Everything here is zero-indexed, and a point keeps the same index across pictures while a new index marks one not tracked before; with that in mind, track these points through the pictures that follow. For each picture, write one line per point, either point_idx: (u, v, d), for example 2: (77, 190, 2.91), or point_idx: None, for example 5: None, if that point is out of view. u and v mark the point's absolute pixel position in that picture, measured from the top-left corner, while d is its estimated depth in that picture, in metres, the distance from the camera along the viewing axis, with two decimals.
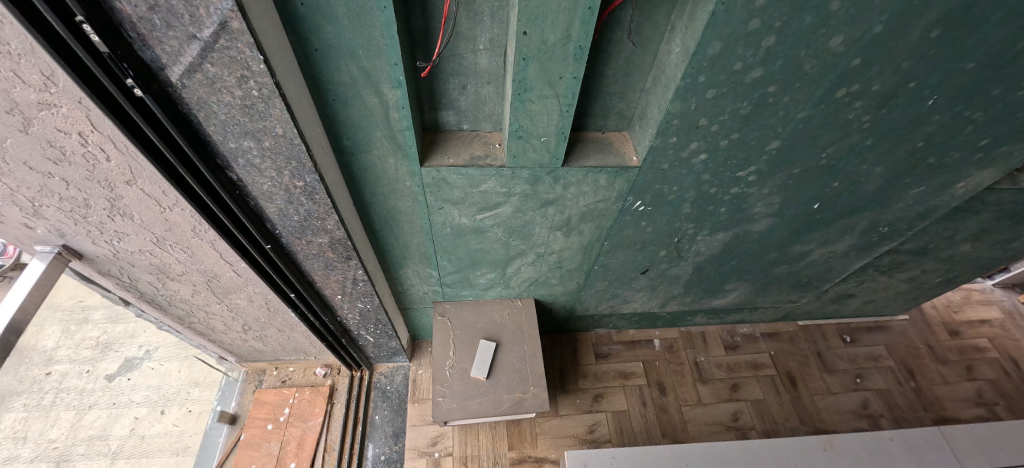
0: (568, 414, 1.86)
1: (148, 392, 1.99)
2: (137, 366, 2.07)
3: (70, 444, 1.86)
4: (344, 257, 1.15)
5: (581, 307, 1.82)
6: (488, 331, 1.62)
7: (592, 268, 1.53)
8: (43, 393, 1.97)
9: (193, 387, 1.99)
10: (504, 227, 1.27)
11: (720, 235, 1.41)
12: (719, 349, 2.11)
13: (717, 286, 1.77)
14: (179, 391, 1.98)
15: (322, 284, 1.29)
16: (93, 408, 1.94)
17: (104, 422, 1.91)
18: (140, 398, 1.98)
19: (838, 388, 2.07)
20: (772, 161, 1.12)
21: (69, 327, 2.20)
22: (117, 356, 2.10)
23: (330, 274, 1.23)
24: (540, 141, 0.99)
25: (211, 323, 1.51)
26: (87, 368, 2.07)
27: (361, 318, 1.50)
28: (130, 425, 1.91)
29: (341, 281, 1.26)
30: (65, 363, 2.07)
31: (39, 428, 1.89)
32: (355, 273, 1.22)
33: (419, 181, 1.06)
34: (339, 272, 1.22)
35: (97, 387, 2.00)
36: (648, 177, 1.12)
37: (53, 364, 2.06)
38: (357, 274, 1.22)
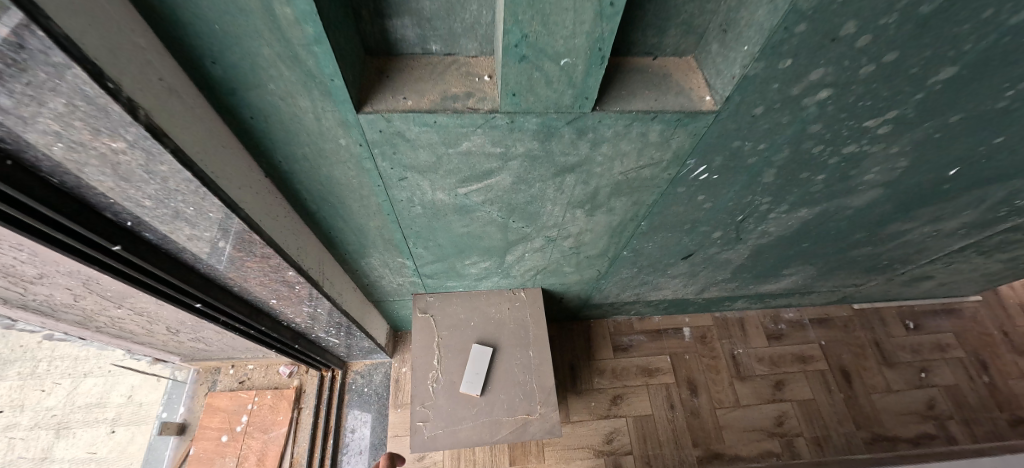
0: (581, 420, 1.55)
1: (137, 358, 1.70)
2: None
3: (68, 412, 1.69)
4: (259, 256, 0.77)
5: (599, 295, 1.46)
6: (483, 332, 1.27)
7: (619, 254, 1.15)
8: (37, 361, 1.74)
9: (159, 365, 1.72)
10: (500, 205, 0.87)
11: (802, 212, 1.02)
12: (760, 339, 1.77)
13: (772, 272, 1.40)
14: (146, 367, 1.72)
15: (240, 287, 0.93)
16: (89, 375, 1.73)
17: (102, 390, 1.70)
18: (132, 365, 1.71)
19: (899, 385, 1.75)
20: (926, 103, 0.70)
21: None
22: None
23: (249, 275, 0.86)
24: (558, 66, 0.57)
25: (123, 327, 1.19)
26: None
27: (313, 320, 1.16)
28: (127, 393, 1.68)
29: (269, 283, 0.90)
30: None
31: (37, 397, 1.71)
32: (284, 274, 0.85)
33: (359, 138, 0.66)
34: (260, 273, 0.85)
35: (91, 354, 1.76)
36: (725, 129, 0.71)
37: None
38: (288, 275, 0.86)
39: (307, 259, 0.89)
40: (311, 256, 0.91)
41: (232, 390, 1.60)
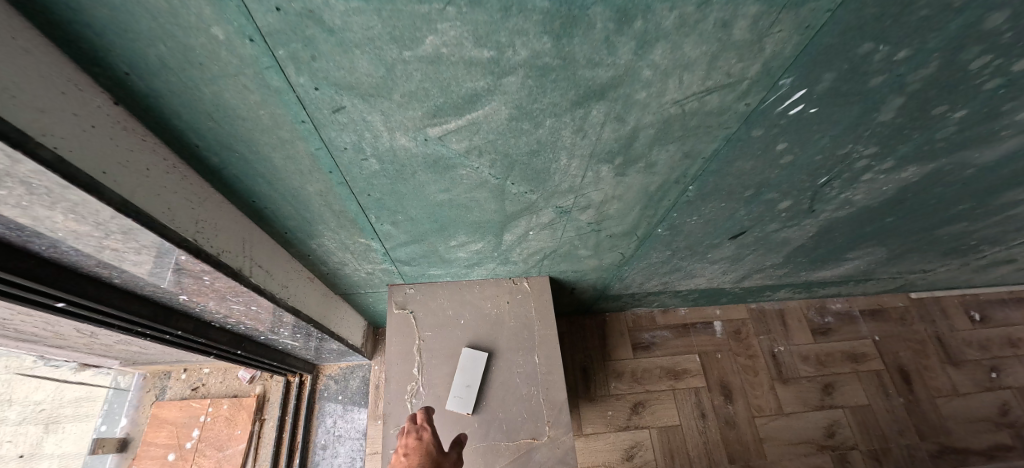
0: (595, 433, 1.30)
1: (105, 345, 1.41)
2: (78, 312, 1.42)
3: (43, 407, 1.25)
4: (122, 231, 0.50)
5: (619, 285, 1.20)
6: (476, 333, 1.01)
7: (651, 233, 0.88)
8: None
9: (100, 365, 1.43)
10: (491, 158, 0.59)
11: (908, 170, 0.74)
12: (805, 334, 1.51)
13: (835, 255, 1.13)
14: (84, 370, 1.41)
15: (123, 281, 0.65)
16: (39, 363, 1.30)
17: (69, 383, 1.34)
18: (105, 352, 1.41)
19: (967, 388, 1.49)
20: None
21: None
22: None
23: (129, 263, 0.59)
24: None
25: (19, 329, 0.94)
26: None
27: (254, 321, 0.89)
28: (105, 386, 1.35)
29: (165, 273, 0.63)
30: None
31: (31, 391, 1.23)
32: (178, 259, 0.58)
33: (245, 26, 0.38)
34: (143, 260, 0.58)
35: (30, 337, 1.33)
36: (856, 19, 0.43)
37: None
38: (183, 260, 0.59)
39: (216, 239, 0.62)
40: (224, 234, 0.64)
41: (182, 399, 1.35)
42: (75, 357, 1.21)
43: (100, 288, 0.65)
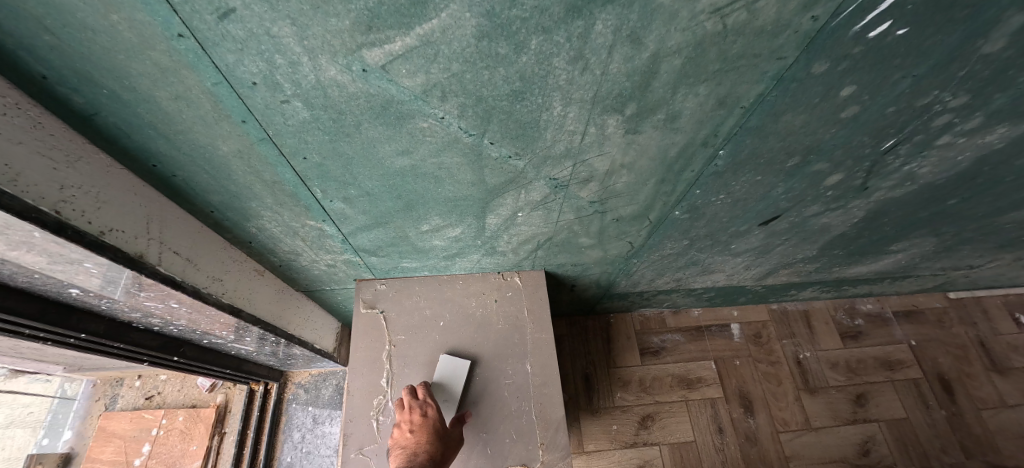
0: (599, 450, 1.15)
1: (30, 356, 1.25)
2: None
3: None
4: None
5: (626, 282, 1.04)
6: (458, 336, 0.85)
7: (666, 216, 0.72)
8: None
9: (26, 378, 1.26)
10: (461, 103, 0.44)
11: (995, 132, 0.59)
12: (833, 338, 1.35)
13: (878, 246, 0.97)
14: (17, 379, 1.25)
15: None
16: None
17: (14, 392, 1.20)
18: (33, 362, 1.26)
19: (1017, 398, 1.33)
20: None
21: None
22: None
23: None
24: None
25: None
26: None
27: (184, 321, 0.74)
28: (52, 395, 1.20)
29: (34, 259, 0.48)
30: None
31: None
32: (36, 238, 0.43)
33: None
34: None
35: None
36: None
37: None
38: (40, 238, 0.43)
39: (100, 213, 0.47)
40: (112, 208, 0.49)
41: (135, 409, 1.19)
42: (10, 362, 1.03)
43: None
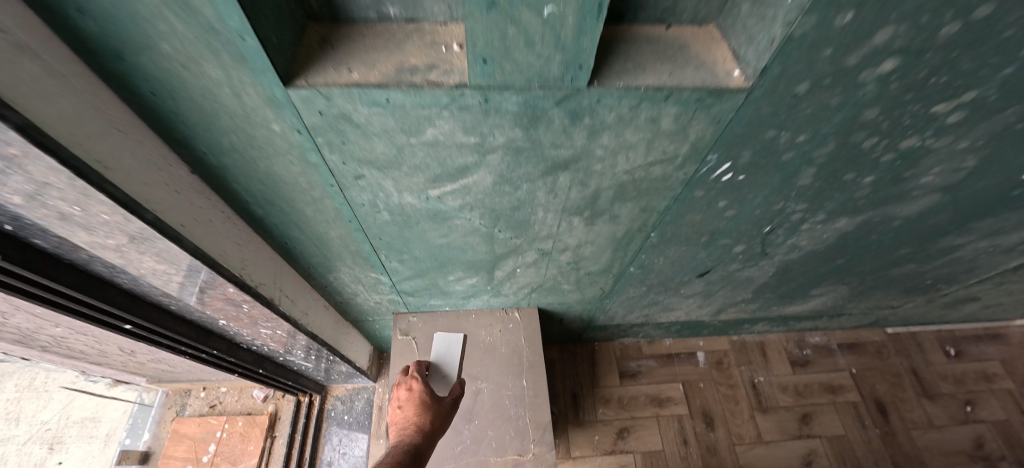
0: (584, 456, 1.39)
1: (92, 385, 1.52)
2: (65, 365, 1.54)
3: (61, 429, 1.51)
4: (188, 269, 0.63)
5: (604, 316, 1.31)
6: (472, 357, 1.12)
7: (625, 270, 1.00)
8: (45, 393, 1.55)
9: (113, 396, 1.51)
10: (482, 211, 0.73)
11: (842, 221, 0.86)
12: (784, 366, 1.60)
13: (801, 291, 1.23)
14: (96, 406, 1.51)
15: (176, 305, 0.77)
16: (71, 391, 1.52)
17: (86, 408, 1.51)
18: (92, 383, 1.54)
19: (941, 420, 1.56)
20: (1014, 82, 0.55)
21: None
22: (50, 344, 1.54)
23: (187, 294, 0.72)
24: (541, 23, 0.43)
25: (72, 347, 1.07)
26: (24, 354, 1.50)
27: (278, 344, 1.02)
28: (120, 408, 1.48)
29: (212, 301, 0.76)
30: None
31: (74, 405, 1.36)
32: (226, 291, 0.71)
33: (297, 124, 0.52)
34: (199, 291, 0.71)
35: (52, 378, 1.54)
36: (758, 116, 0.56)
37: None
38: (228, 291, 0.71)
39: (256, 274, 0.75)
40: (261, 269, 0.77)
41: (201, 415, 1.45)
42: (111, 374, 1.30)
43: (158, 312, 0.78)
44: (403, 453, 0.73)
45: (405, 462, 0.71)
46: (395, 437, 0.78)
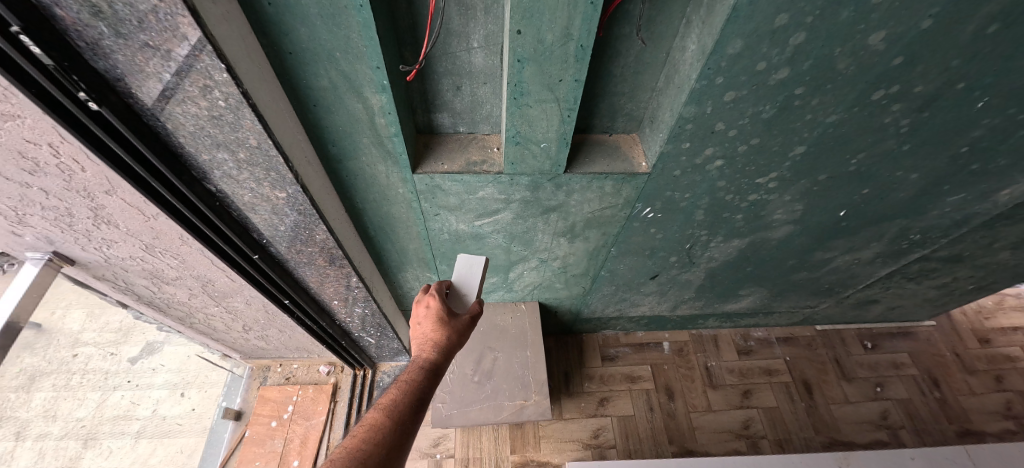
0: (573, 418, 1.82)
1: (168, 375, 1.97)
2: (158, 350, 2.03)
3: (98, 424, 1.83)
4: (337, 265, 1.11)
5: (588, 310, 1.76)
6: (490, 335, 1.59)
7: (598, 274, 1.46)
8: (70, 372, 1.90)
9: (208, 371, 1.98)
10: (504, 233, 1.20)
11: (735, 241, 1.32)
12: (731, 353, 2.04)
13: (730, 292, 1.68)
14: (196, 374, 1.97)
15: (315, 289, 1.24)
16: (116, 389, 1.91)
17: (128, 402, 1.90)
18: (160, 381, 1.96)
19: (856, 397, 1.97)
20: (796, 168, 1.01)
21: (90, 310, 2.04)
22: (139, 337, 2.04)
23: (325, 281, 1.19)
24: (540, 147, 0.90)
25: (212, 324, 1.52)
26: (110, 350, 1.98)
27: (359, 320, 1.47)
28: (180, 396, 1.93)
29: (337, 287, 1.23)
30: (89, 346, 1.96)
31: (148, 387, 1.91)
32: (350, 280, 1.18)
33: (412, 188, 1.00)
34: (334, 280, 1.18)
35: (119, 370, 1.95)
36: (658, 184, 1.03)
37: (78, 346, 1.95)
38: (352, 281, 1.18)
39: (366, 271, 1.23)
40: (367, 269, 1.24)
41: (280, 384, 1.89)
42: (221, 348, 1.77)
43: (303, 294, 1.25)
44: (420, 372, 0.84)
45: (421, 379, 0.82)
46: (416, 351, 0.88)
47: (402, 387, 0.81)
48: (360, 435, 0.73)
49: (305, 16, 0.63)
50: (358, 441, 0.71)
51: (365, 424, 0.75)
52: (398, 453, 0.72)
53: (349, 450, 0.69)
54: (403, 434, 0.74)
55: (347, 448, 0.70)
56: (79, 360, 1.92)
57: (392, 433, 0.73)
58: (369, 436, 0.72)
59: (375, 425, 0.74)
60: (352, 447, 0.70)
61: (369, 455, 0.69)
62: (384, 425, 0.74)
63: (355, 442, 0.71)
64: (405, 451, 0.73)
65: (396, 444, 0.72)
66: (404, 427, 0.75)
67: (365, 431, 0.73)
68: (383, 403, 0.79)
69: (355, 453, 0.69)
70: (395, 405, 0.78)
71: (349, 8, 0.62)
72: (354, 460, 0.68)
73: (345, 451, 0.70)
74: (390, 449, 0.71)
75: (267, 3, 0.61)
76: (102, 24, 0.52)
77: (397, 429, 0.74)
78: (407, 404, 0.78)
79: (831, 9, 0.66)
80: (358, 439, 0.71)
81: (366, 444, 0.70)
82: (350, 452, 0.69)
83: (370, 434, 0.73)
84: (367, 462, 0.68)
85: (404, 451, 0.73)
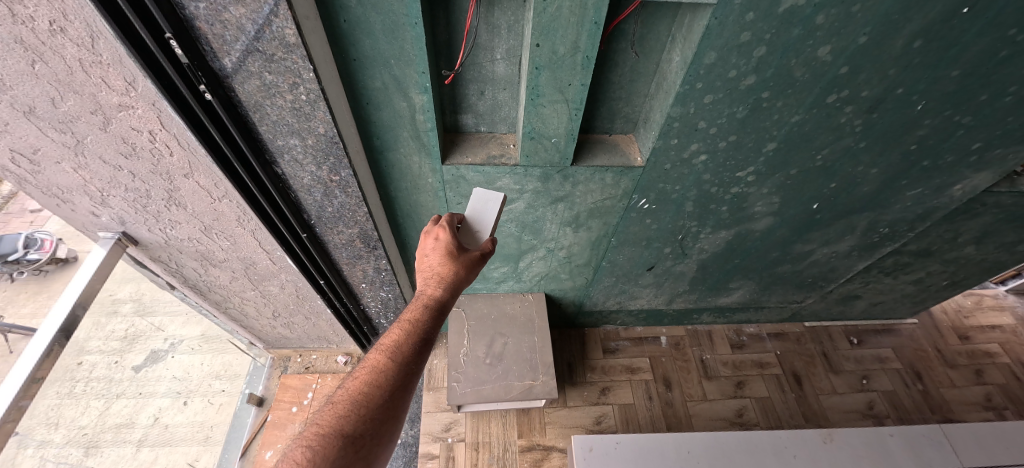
0: (576, 405, 1.93)
1: (171, 384, 1.99)
2: (162, 359, 2.05)
3: (100, 432, 1.87)
4: (370, 247, 1.30)
5: (590, 302, 1.90)
6: (500, 322, 1.73)
7: (600, 264, 1.61)
8: (74, 381, 1.96)
9: (214, 380, 2.02)
10: (517, 222, 1.35)
11: (722, 233, 1.48)
12: (724, 347, 2.17)
13: (720, 284, 1.83)
14: (200, 383, 2.00)
15: (349, 272, 1.43)
16: (120, 397, 1.95)
17: (129, 411, 1.92)
18: (163, 389, 1.98)
19: (843, 388, 2.09)
20: (769, 163, 1.18)
21: (99, 319, 2.14)
22: (143, 346, 2.07)
23: (356, 263, 1.38)
24: (551, 142, 1.07)
25: (246, 309, 1.62)
26: (115, 358, 2.04)
27: (382, 306, 1.64)
28: (179, 409, 1.95)
29: (366, 269, 1.42)
30: (95, 353, 2.04)
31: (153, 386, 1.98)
32: (379, 262, 1.37)
33: (440, 178, 1.16)
34: (364, 261, 1.37)
35: (123, 377, 2.00)
36: (651, 176, 1.19)
37: (84, 354, 2.03)
38: (380, 263, 1.38)
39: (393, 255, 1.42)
40: (394, 254, 1.43)
41: (300, 373, 2.00)
42: (248, 336, 1.89)
43: (335, 277, 1.44)
44: (422, 310, 0.86)
45: (425, 318, 0.85)
46: (423, 283, 0.91)
47: (405, 328, 0.84)
48: (364, 377, 0.77)
49: (371, 31, 0.81)
50: (362, 384, 0.76)
51: (367, 366, 0.79)
52: (402, 394, 0.77)
53: (354, 394, 0.75)
54: (406, 375, 0.78)
55: (353, 390, 0.76)
56: (84, 369, 2.00)
57: (393, 376, 0.77)
58: (371, 379, 0.76)
59: (378, 368, 0.78)
60: (356, 390, 0.75)
61: (372, 397, 0.74)
62: (386, 368, 0.77)
63: (359, 385, 0.76)
64: (409, 389, 0.78)
65: (398, 385, 0.77)
66: (406, 369, 0.78)
67: (367, 373, 0.77)
68: (385, 344, 0.82)
69: (359, 397, 0.74)
70: (397, 347, 0.80)
71: (406, 25, 0.80)
72: (358, 404, 0.73)
73: (351, 393, 0.75)
74: (393, 391, 0.76)
75: (343, 20, 0.79)
76: (226, 33, 0.73)
77: (399, 371, 0.78)
78: (409, 345, 0.81)
79: (784, 27, 0.83)
80: (362, 381, 0.76)
81: (369, 387, 0.75)
82: (355, 395, 0.75)
83: (373, 375, 0.77)
84: (372, 404, 0.74)
85: (408, 389, 0.78)
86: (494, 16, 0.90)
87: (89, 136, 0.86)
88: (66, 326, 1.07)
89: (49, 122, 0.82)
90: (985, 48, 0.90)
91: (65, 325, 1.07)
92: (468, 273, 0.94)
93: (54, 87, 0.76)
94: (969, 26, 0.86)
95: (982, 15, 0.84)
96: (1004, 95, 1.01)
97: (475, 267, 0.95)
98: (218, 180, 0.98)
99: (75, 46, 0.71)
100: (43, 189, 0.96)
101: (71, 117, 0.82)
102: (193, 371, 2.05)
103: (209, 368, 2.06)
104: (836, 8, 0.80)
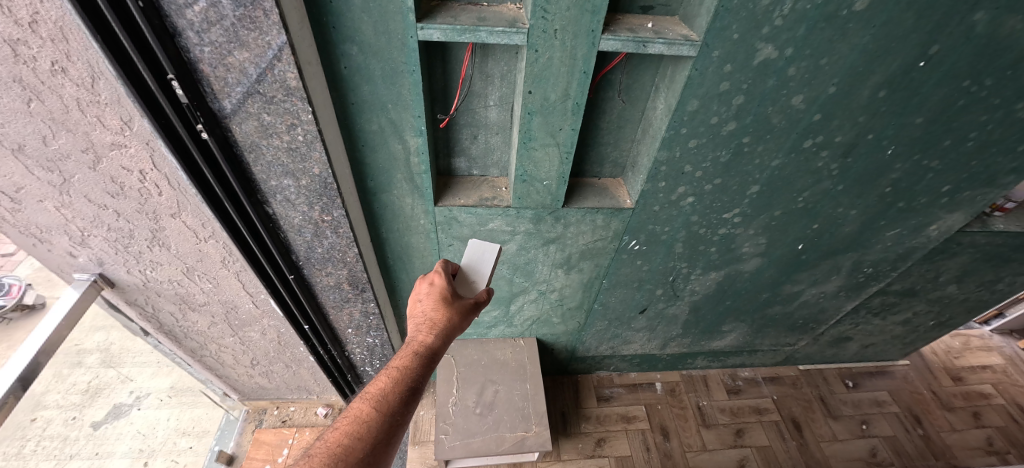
0: (571, 458, 1.83)
1: (131, 443, 1.81)
2: (125, 414, 1.84)
3: None
4: (358, 290, 1.27)
5: (583, 347, 1.85)
6: (491, 369, 1.67)
7: (593, 306, 1.58)
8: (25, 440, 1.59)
9: (180, 438, 1.89)
10: (509, 264, 1.35)
11: (712, 274, 1.49)
12: (722, 392, 2.11)
13: (714, 327, 1.82)
14: (165, 442, 1.86)
15: (336, 316, 1.38)
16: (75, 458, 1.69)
17: None
18: (122, 450, 1.79)
19: (844, 435, 2.02)
20: (753, 204, 1.22)
21: None
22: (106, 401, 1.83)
23: (344, 306, 1.34)
24: (543, 184, 1.09)
25: (222, 357, 1.53)
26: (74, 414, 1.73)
27: (367, 353, 1.58)
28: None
29: (353, 312, 1.37)
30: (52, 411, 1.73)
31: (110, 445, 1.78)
32: (367, 305, 1.33)
33: (432, 219, 1.16)
34: (352, 305, 1.33)
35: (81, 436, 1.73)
36: (641, 217, 1.22)
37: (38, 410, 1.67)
38: (367, 305, 1.33)
39: (381, 297, 1.38)
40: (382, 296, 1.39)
41: (276, 427, 1.91)
42: (224, 387, 1.78)
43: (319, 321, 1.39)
44: (412, 357, 0.83)
45: (416, 365, 0.82)
46: (414, 329, 0.89)
47: (393, 376, 0.80)
48: (345, 428, 0.72)
49: (370, 77, 0.85)
50: (343, 436, 0.71)
51: (350, 417, 0.74)
52: (383, 449, 0.72)
53: (333, 446, 0.70)
54: (390, 428, 0.74)
55: (332, 442, 0.71)
56: (37, 426, 1.63)
57: (377, 428, 0.73)
58: (353, 431, 0.72)
59: (361, 419, 0.73)
60: (336, 441, 0.70)
61: (353, 451, 0.69)
62: (370, 419, 0.73)
63: (339, 436, 0.71)
64: (391, 444, 0.74)
65: (381, 439, 0.72)
66: (390, 420, 0.74)
67: (350, 424, 0.73)
68: (371, 392, 0.77)
69: (338, 450, 0.69)
70: (383, 396, 0.76)
71: (404, 73, 0.84)
72: (337, 457, 0.68)
73: (329, 446, 0.70)
74: (375, 445, 0.71)
75: (344, 67, 0.83)
76: (229, 75, 0.75)
77: (383, 422, 0.73)
78: (396, 395, 0.77)
79: (760, 78, 0.89)
80: (342, 433, 0.72)
81: (350, 439, 0.70)
82: (334, 448, 0.69)
83: (355, 426, 0.72)
84: (351, 459, 0.69)
85: (391, 444, 0.74)
86: (488, 65, 0.95)
87: (76, 174, 0.84)
88: (24, 376, 1.00)
89: (36, 161, 0.80)
90: (943, 97, 0.98)
91: (24, 374, 0.99)
92: (462, 321, 0.91)
93: (47, 125, 0.76)
94: (926, 79, 0.94)
95: (937, 69, 0.91)
96: (966, 140, 1.08)
97: (469, 315, 0.93)
98: (206, 220, 0.96)
99: (74, 86, 0.71)
100: (21, 228, 0.93)
101: (60, 155, 0.81)
102: (158, 427, 1.88)
103: (176, 425, 1.91)
104: (805, 61, 0.87)
